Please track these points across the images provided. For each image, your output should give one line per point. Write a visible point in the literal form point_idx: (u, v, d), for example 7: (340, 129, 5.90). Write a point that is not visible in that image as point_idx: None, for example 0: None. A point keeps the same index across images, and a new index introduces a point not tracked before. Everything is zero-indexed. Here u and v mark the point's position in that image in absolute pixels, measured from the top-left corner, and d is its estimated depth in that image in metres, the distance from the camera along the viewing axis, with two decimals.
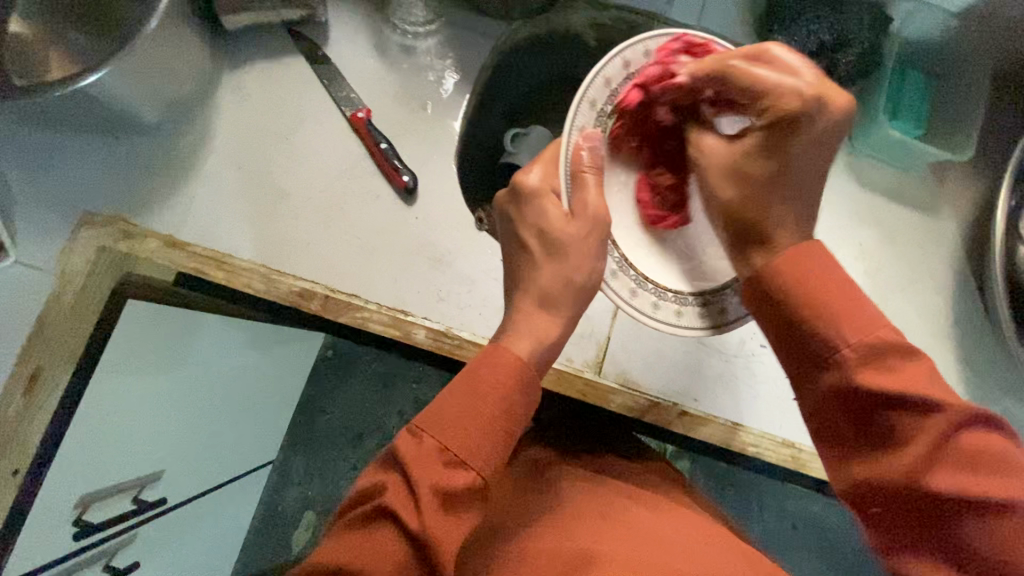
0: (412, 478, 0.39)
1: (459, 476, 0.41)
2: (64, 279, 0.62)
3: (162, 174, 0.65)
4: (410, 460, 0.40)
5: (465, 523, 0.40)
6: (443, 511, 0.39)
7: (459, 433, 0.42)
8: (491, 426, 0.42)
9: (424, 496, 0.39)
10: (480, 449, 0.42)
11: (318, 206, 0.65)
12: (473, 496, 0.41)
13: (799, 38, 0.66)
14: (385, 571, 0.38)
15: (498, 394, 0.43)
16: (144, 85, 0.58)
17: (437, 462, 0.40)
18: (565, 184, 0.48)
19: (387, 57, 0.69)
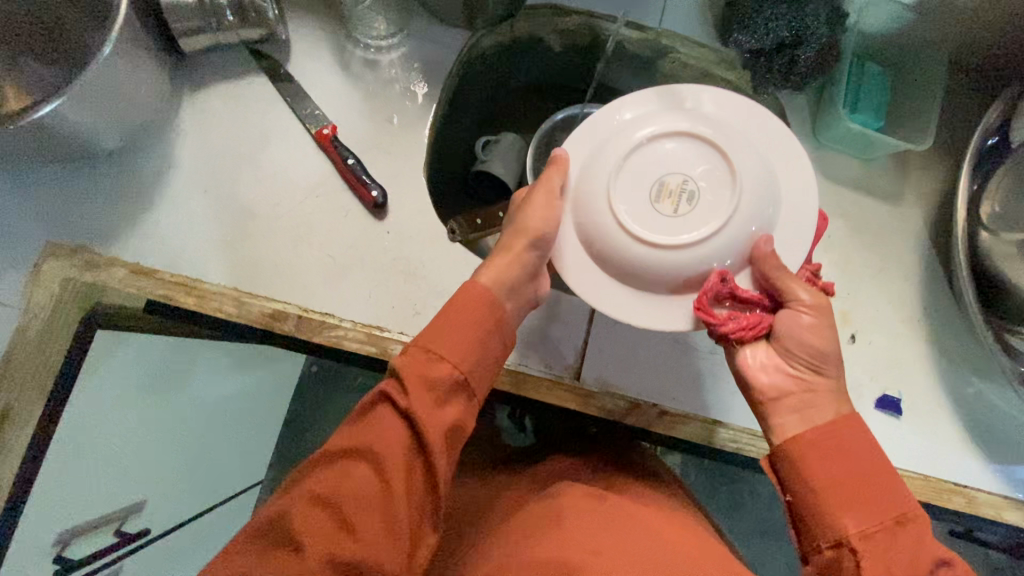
0: (401, 370, 0.44)
1: (442, 369, 0.45)
2: (29, 314, 0.61)
3: (127, 201, 0.64)
4: (401, 359, 0.44)
5: (451, 410, 0.45)
6: (430, 395, 0.44)
7: (444, 339, 0.46)
8: (475, 334, 0.46)
9: (410, 380, 0.43)
10: (463, 348, 0.45)
11: (288, 225, 0.64)
12: (460, 390, 0.45)
13: (758, 35, 0.68)
14: (385, 449, 0.42)
15: (479, 309, 0.47)
16: (102, 114, 0.57)
17: (425, 360, 0.45)
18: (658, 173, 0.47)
19: (351, 72, 0.68)
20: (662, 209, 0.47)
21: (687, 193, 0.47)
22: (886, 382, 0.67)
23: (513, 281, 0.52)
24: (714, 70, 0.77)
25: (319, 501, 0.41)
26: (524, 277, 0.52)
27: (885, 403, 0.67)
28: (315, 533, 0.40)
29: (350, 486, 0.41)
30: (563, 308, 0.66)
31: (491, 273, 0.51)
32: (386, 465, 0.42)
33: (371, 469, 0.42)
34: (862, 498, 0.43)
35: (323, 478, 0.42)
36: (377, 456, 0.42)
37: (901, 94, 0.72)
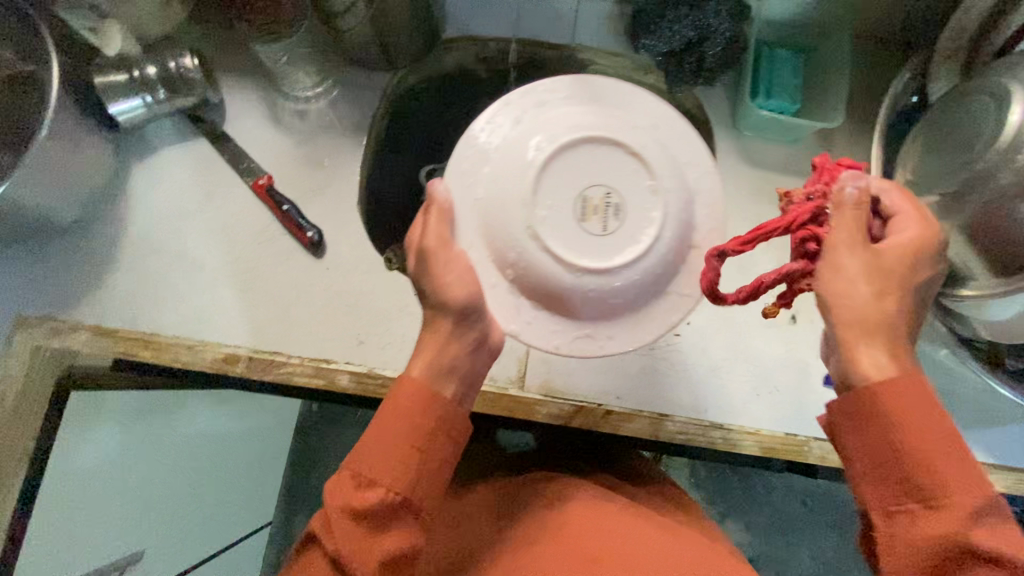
0: (327, 509, 0.44)
1: (371, 495, 0.44)
2: (4, 383, 0.65)
3: (85, 268, 0.68)
4: (328, 495, 0.44)
5: (390, 540, 0.43)
6: (358, 532, 0.43)
7: (370, 460, 0.44)
8: (400, 446, 0.45)
9: (334, 521, 0.43)
10: (389, 469, 0.44)
11: (234, 273, 0.68)
12: (395, 509, 0.44)
13: (665, 37, 0.70)
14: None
15: (410, 422, 0.45)
16: (49, 191, 0.62)
17: (351, 485, 0.44)
18: (577, 210, 0.50)
19: (282, 124, 0.73)
20: (590, 228, 0.49)
21: (611, 207, 0.50)
22: None
23: (443, 359, 0.49)
24: (634, 74, 0.80)
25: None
26: (464, 355, 0.49)
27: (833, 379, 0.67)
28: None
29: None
30: None
31: (423, 369, 0.48)
32: None
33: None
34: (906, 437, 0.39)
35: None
36: None
37: (813, 78, 0.73)
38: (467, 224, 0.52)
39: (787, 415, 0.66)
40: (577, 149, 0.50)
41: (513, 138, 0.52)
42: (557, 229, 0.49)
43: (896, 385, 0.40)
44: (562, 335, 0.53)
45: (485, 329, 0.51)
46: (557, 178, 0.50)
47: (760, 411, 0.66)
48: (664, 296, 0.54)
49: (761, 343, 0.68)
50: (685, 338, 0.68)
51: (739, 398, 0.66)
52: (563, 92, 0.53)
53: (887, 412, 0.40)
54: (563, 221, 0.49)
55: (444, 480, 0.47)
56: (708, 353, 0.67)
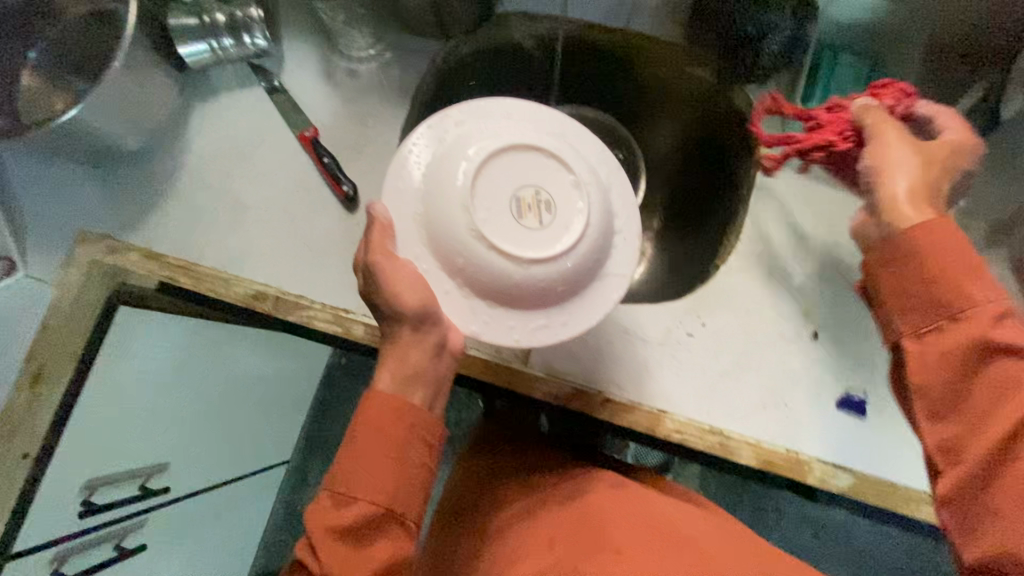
0: (310, 530, 0.48)
1: (352, 511, 0.48)
2: (62, 289, 0.72)
3: (142, 195, 0.73)
4: (313, 515, 0.49)
5: (371, 549, 0.48)
6: (343, 547, 0.48)
7: (351, 481, 0.49)
8: (378, 464, 0.49)
9: (319, 541, 0.47)
10: (369, 485, 0.49)
11: (273, 217, 0.72)
12: (378, 520, 0.49)
13: (722, 36, 0.73)
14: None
15: (384, 437, 0.50)
16: (119, 119, 0.68)
17: (333, 507, 0.49)
18: (514, 205, 0.54)
19: (334, 81, 0.76)
20: (527, 224, 0.54)
21: (542, 203, 0.55)
22: (848, 383, 0.65)
23: (411, 374, 0.52)
24: (686, 67, 0.78)
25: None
26: (424, 359, 0.53)
27: (844, 403, 0.65)
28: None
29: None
30: None
31: (388, 384, 0.52)
32: None
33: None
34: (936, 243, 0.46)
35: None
36: None
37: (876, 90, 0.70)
38: (408, 238, 0.55)
39: (790, 431, 0.64)
40: (501, 158, 0.55)
41: (441, 155, 0.56)
42: (499, 225, 0.54)
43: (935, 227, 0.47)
44: (520, 329, 0.56)
45: (445, 334, 0.54)
46: (489, 179, 0.54)
47: (761, 423, 0.65)
48: (601, 282, 0.58)
49: (774, 356, 0.66)
50: (697, 339, 0.67)
51: (742, 407, 0.65)
52: (475, 109, 0.58)
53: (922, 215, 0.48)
54: (500, 214, 0.54)
55: (423, 490, 0.52)
56: (718, 356, 0.67)
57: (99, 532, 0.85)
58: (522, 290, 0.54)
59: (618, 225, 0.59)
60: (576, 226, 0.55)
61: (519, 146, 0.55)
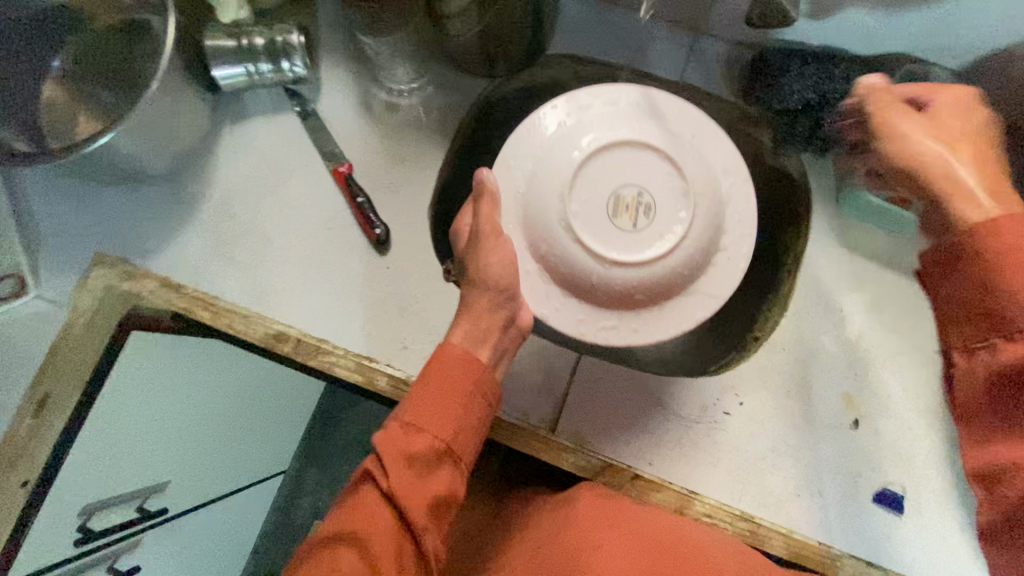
0: (382, 452, 0.47)
1: (422, 439, 0.48)
2: (76, 313, 0.69)
3: (166, 220, 0.71)
4: (383, 441, 0.48)
5: (434, 479, 0.48)
6: (410, 471, 0.47)
7: (422, 408, 0.49)
8: (450, 400, 0.50)
9: (392, 460, 0.47)
10: (440, 418, 0.49)
11: (299, 253, 0.69)
12: (442, 455, 0.49)
13: (781, 98, 0.68)
14: (374, 534, 0.45)
15: (454, 381, 0.51)
16: (148, 141, 0.64)
17: (404, 432, 0.48)
18: (611, 205, 0.54)
19: (372, 113, 0.73)
20: (621, 223, 0.54)
21: (642, 206, 0.54)
22: (889, 476, 0.63)
23: (485, 333, 0.54)
24: (736, 126, 0.75)
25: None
26: (498, 327, 0.54)
27: (883, 498, 0.62)
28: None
29: (347, 546, 0.45)
30: (548, 360, 0.67)
31: (461, 339, 0.54)
32: (365, 543, 0.45)
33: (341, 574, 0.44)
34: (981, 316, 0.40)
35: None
36: (363, 543, 0.45)
37: None
38: (511, 211, 0.57)
39: (825, 524, 0.62)
40: (614, 152, 0.54)
41: (561, 133, 0.56)
42: (591, 220, 0.54)
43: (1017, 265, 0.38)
44: (588, 322, 0.56)
45: (516, 310, 0.56)
46: (595, 170, 0.54)
47: (795, 512, 0.62)
48: (684, 297, 0.56)
49: (813, 441, 0.64)
50: (734, 418, 0.65)
51: (775, 494, 0.63)
52: (600, 92, 0.57)
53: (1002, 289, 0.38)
54: (593, 210, 0.54)
55: (480, 440, 0.52)
56: (754, 441, 0.64)
57: (98, 554, 0.72)
58: (603, 287, 0.55)
59: (724, 242, 0.57)
60: (670, 238, 0.53)
61: (639, 146, 0.54)
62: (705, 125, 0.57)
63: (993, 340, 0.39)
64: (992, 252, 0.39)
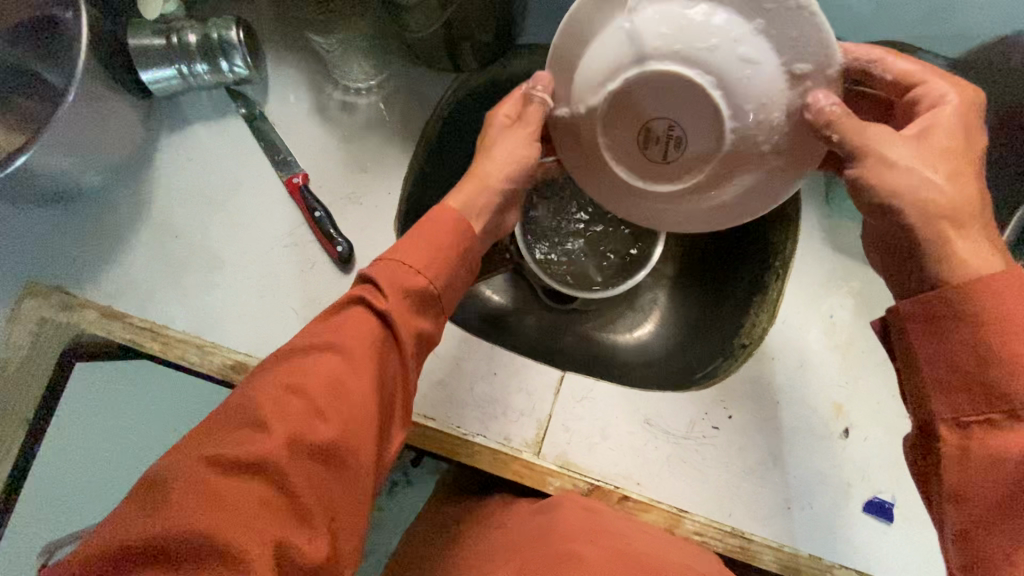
0: (378, 279, 0.44)
1: (415, 283, 0.45)
2: (10, 349, 0.63)
3: (102, 242, 0.64)
4: (379, 274, 0.44)
5: (426, 317, 0.46)
6: (409, 300, 0.45)
7: (412, 257, 0.45)
8: (441, 257, 0.46)
9: (388, 296, 0.43)
10: (436, 269, 0.46)
11: (254, 275, 0.64)
12: (429, 302, 0.46)
13: None
14: (361, 352, 0.42)
15: (445, 237, 0.47)
16: (73, 155, 0.57)
17: (396, 269, 0.45)
18: (639, 137, 0.46)
19: (327, 115, 0.66)
20: (650, 154, 0.46)
21: (674, 139, 0.45)
22: (878, 484, 0.61)
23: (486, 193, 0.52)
24: None
25: (246, 420, 0.38)
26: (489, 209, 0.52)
27: (873, 506, 0.61)
28: (253, 457, 0.37)
29: (318, 374, 0.40)
30: (529, 379, 0.64)
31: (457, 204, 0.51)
32: (325, 404, 0.39)
33: (306, 398, 0.39)
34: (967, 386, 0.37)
35: (240, 440, 0.37)
36: (321, 409, 0.39)
37: None
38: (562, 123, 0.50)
39: (815, 536, 0.61)
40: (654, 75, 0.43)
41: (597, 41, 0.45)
42: (619, 146, 0.47)
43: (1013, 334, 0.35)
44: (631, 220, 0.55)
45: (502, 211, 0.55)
46: (625, 95, 0.44)
47: (786, 524, 0.61)
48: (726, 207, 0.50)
49: (802, 451, 0.62)
50: (723, 433, 0.63)
51: (765, 509, 0.61)
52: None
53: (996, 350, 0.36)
54: (622, 135, 0.46)
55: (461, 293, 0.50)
56: (744, 454, 0.62)
57: None
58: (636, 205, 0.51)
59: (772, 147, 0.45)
60: (701, 173, 0.46)
61: (676, 69, 0.42)
62: (805, 17, 0.41)
63: (988, 415, 0.36)
64: (986, 315, 0.36)
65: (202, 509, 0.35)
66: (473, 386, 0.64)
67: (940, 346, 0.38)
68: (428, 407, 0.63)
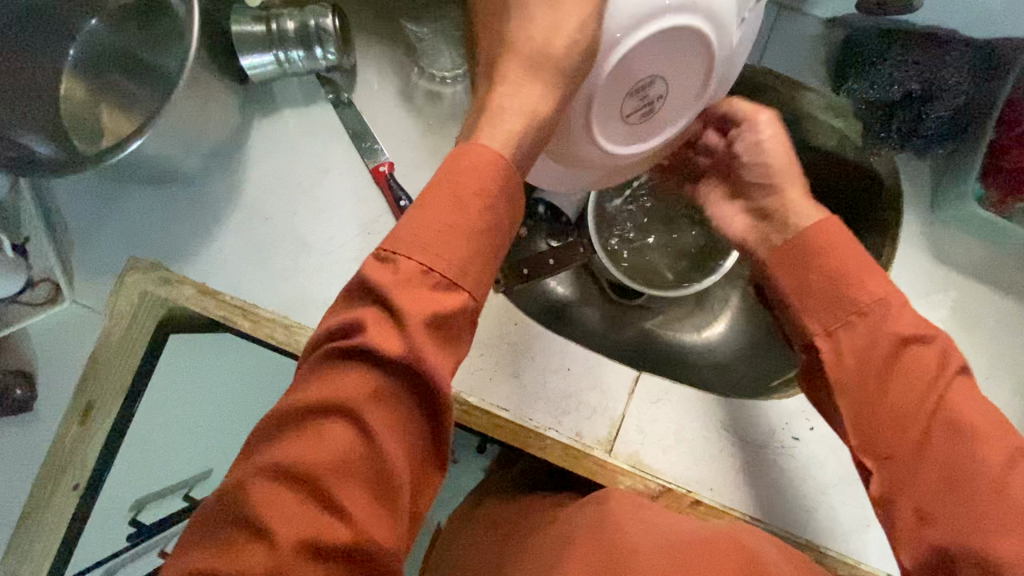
0: (392, 304, 0.37)
1: (450, 298, 0.39)
2: (113, 320, 0.66)
3: (198, 222, 0.67)
4: (394, 290, 0.37)
5: (454, 346, 0.39)
6: (433, 327, 0.38)
7: (443, 253, 0.38)
8: (476, 257, 0.40)
9: (409, 326, 0.36)
10: (473, 264, 0.39)
11: (338, 260, 0.65)
12: (465, 318, 0.40)
13: (876, 86, 0.60)
14: (376, 414, 0.37)
15: (478, 225, 0.40)
16: (178, 141, 0.60)
17: (420, 287, 0.38)
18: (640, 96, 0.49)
19: (413, 103, 0.67)
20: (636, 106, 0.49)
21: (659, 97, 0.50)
22: None
23: (542, 124, 0.44)
24: (817, 115, 0.66)
25: (250, 525, 0.35)
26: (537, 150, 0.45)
27: None
28: (262, 570, 0.34)
29: (328, 451, 0.36)
30: (604, 377, 0.63)
31: (501, 145, 0.42)
32: (341, 471, 0.36)
33: (314, 488, 0.35)
34: (830, 304, 0.48)
35: (242, 551, 0.34)
36: (337, 473, 0.36)
37: None
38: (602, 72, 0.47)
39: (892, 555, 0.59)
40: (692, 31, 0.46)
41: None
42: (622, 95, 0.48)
43: (848, 264, 0.48)
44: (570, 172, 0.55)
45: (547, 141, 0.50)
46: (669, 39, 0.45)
47: (862, 540, 0.59)
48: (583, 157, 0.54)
49: None
50: (803, 443, 0.61)
51: (842, 525, 0.60)
52: None
53: (837, 270, 0.48)
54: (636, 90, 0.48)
55: None
56: (823, 468, 0.61)
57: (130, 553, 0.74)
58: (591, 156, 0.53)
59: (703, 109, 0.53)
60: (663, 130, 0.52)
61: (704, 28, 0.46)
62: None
63: (850, 319, 0.47)
64: (827, 244, 0.49)
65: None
66: (548, 380, 0.64)
67: (799, 277, 0.50)
68: (502, 398, 0.63)
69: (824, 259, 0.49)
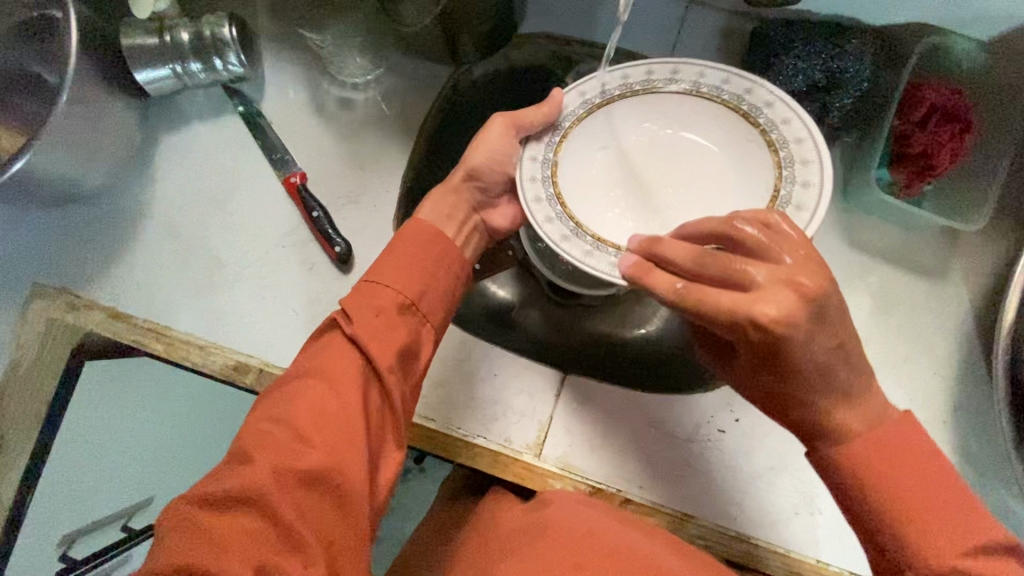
0: (348, 303, 0.46)
1: (388, 295, 0.47)
2: (21, 349, 0.64)
3: (106, 243, 0.64)
4: (355, 292, 0.47)
5: (398, 334, 0.47)
6: (378, 321, 0.46)
7: (388, 270, 0.48)
8: (419, 267, 0.49)
9: (358, 312, 0.46)
10: (409, 278, 0.49)
11: (253, 275, 0.63)
12: (411, 313, 0.48)
13: (784, 77, 0.58)
14: (339, 377, 0.44)
15: (414, 245, 0.50)
16: (70, 156, 0.57)
17: (370, 289, 0.48)
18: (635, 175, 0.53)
19: (325, 111, 0.65)
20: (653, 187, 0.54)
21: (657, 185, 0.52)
22: None
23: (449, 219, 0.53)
24: None
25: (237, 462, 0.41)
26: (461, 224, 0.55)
27: None
28: (240, 495, 0.39)
29: (300, 405, 0.43)
30: (530, 381, 0.63)
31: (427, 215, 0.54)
32: (304, 423, 0.42)
33: (292, 430, 0.42)
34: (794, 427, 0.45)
35: (231, 476, 0.41)
36: (301, 423, 0.42)
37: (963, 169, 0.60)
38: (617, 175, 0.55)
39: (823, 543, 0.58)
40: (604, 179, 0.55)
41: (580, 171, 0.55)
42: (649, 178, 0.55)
43: (903, 466, 0.42)
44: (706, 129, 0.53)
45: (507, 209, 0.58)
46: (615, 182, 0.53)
47: (793, 530, 0.59)
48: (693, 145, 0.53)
49: None
50: (729, 435, 0.61)
51: (772, 516, 0.59)
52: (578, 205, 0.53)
53: (877, 472, 0.42)
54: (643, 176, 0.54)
55: (450, 300, 0.51)
56: (749, 459, 0.61)
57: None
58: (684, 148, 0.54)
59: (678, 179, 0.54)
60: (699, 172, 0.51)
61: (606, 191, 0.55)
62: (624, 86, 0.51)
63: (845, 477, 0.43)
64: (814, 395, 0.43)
65: (213, 548, 0.38)
66: (474, 387, 0.63)
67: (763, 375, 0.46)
68: (429, 408, 0.62)
69: (874, 471, 0.42)
